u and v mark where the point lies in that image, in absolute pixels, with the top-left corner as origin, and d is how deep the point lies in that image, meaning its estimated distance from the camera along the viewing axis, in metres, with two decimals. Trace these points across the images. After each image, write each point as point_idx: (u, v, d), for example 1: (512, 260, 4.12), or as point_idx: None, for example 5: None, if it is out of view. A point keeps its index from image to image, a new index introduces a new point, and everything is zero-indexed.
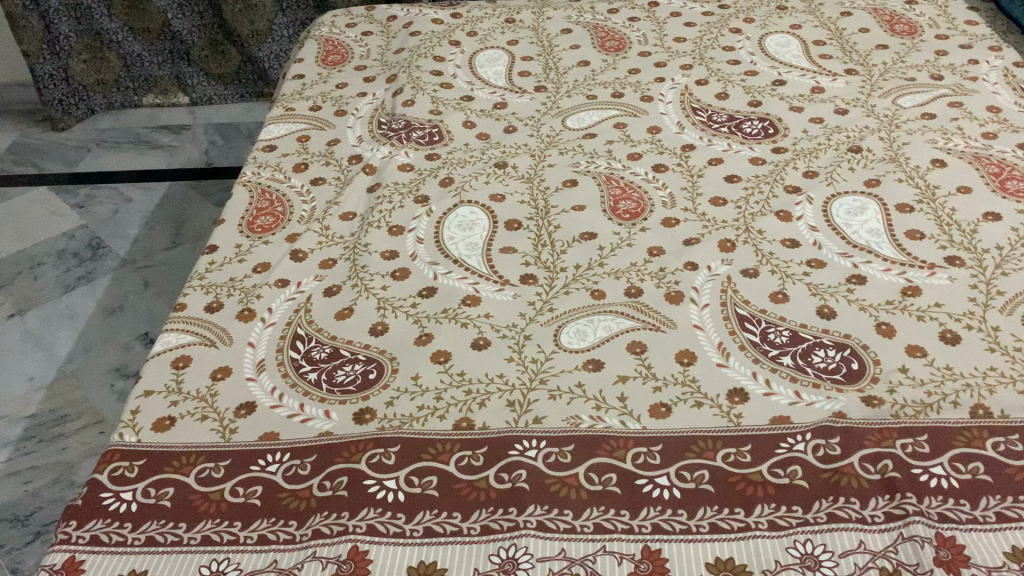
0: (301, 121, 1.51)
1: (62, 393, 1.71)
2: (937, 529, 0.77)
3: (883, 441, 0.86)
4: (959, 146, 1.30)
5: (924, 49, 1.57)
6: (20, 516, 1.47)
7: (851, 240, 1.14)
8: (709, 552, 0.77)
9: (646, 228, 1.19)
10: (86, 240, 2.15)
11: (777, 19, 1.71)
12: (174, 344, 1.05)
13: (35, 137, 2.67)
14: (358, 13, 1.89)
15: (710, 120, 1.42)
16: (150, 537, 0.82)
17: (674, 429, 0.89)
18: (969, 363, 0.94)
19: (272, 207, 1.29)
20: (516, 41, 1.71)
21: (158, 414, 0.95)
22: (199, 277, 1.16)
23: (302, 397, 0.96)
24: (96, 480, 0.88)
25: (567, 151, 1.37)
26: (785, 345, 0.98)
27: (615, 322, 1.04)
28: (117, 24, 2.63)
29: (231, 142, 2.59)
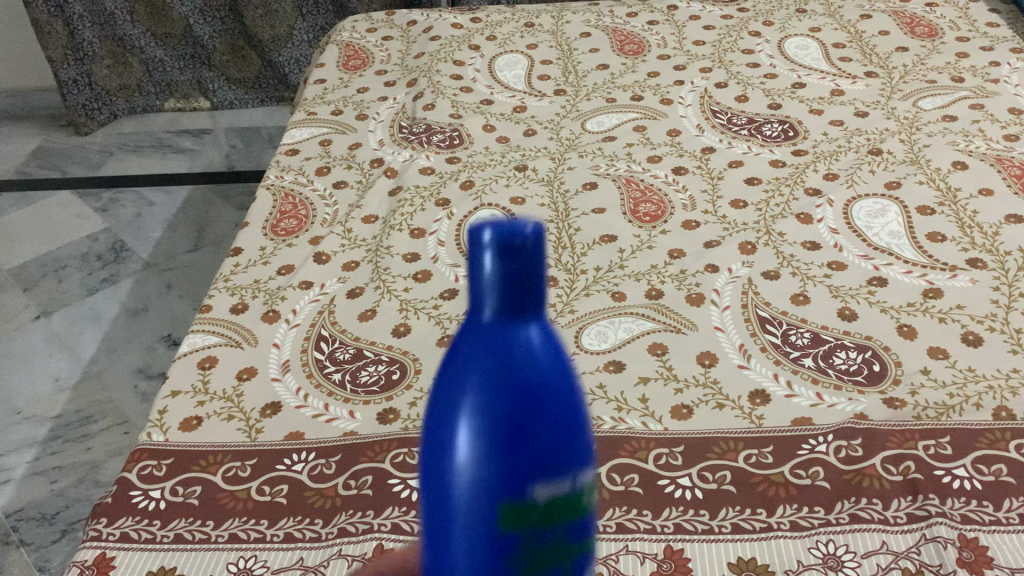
0: (323, 125, 1.52)
1: (87, 394, 1.73)
2: (960, 531, 0.77)
3: (905, 443, 0.86)
4: (981, 148, 1.30)
5: (945, 51, 1.56)
6: (47, 515, 1.49)
7: (872, 242, 1.14)
8: (732, 552, 0.77)
9: (667, 231, 1.20)
10: (109, 243, 2.18)
11: (797, 22, 1.71)
12: (200, 345, 1.06)
13: (59, 141, 2.70)
14: (378, 18, 1.90)
15: (729, 123, 1.42)
16: (178, 534, 0.83)
17: (696, 430, 0.90)
18: (992, 365, 0.94)
19: (295, 210, 1.30)
20: (535, 44, 1.72)
21: (186, 414, 0.97)
22: (224, 280, 1.17)
23: (326, 397, 0.98)
24: (125, 478, 0.90)
25: (586, 154, 1.38)
26: (806, 347, 0.99)
27: (636, 324, 1.04)
28: (139, 29, 2.67)
29: (252, 146, 2.62)
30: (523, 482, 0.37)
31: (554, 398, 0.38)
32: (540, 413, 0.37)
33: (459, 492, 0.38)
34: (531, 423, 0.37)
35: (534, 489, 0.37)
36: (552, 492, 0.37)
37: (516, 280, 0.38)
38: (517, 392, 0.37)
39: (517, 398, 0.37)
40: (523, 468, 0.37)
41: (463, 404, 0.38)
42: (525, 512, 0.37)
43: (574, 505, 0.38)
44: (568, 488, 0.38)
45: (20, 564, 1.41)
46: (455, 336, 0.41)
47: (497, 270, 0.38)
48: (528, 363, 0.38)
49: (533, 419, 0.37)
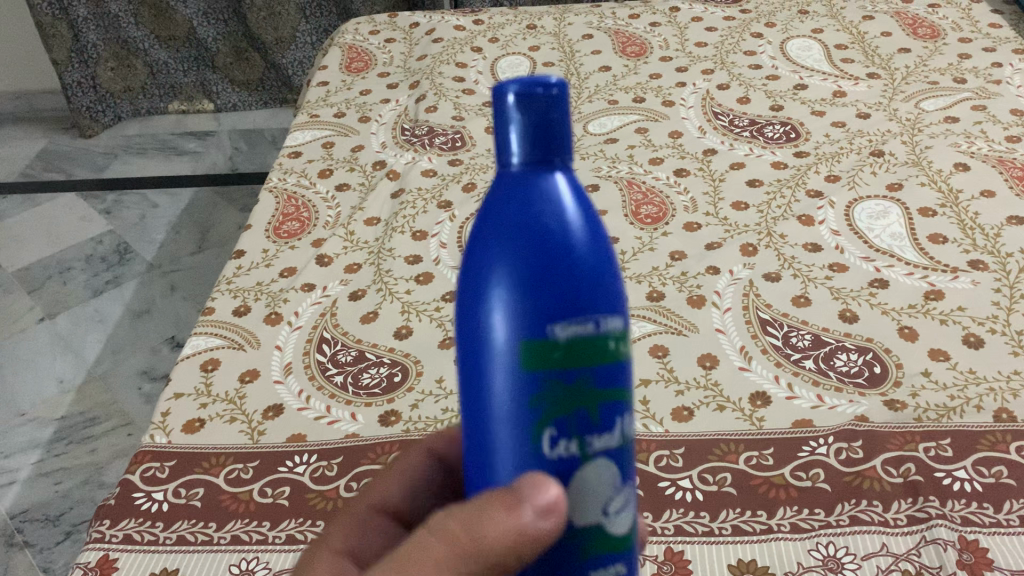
0: (326, 127, 1.53)
1: (91, 396, 1.74)
2: (959, 533, 0.77)
3: (905, 445, 0.86)
4: (983, 149, 1.30)
5: (947, 53, 1.56)
6: (52, 516, 1.50)
7: (873, 245, 1.14)
8: (732, 554, 0.78)
9: (668, 233, 1.20)
10: (113, 245, 2.19)
11: (799, 23, 1.71)
12: (203, 347, 1.07)
13: (64, 144, 2.71)
14: (381, 21, 1.91)
15: (731, 125, 1.42)
16: (181, 536, 0.83)
17: (696, 433, 0.90)
18: (992, 368, 0.94)
19: (298, 212, 1.31)
20: (538, 46, 1.73)
21: (188, 416, 0.97)
22: (227, 282, 1.18)
23: (328, 399, 0.98)
24: (128, 480, 0.90)
25: (588, 156, 1.38)
26: (807, 349, 0.99)
27: (637, 326, 1.05)
28: (143, 32, 2.68)
29: (256, 147, 2.63)
30: (547, 311, 0.44)
31: (578, 240, 0.45)
32: (565, 254, 0.45)
33: (491, 326, 0.45)
34: (555, 252, 0.44)
35: (556, 328, 0.44)
36: (572, 332, 0.44)
37: (543, 134, 0.46)
38: (542, 237, 0.45)
39: (544, 238, 0.45)
40: (553, 293, 0.44)
41: (498, 248, 0.45)
42: (550, 343, 0.44)
43: (598, 335, 0.45)
44: (587, 330, 0.44)
45: (24, 565, 1.41)
46: (491, 188, 0.48)
47: (528, 124, 0.46)
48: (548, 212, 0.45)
49: (560, 253, 0.45)
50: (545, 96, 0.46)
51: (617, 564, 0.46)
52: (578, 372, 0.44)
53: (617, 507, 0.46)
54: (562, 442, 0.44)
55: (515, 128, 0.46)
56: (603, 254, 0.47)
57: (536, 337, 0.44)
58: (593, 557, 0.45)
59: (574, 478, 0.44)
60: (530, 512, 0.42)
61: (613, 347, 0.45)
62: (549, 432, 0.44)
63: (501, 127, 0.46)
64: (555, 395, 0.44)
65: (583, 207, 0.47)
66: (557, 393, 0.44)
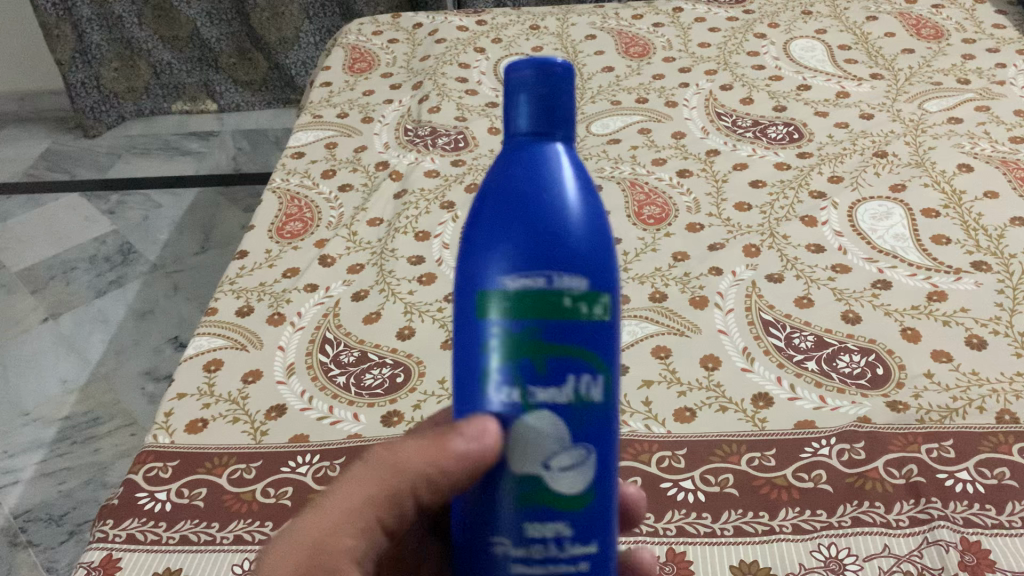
0: (329, 128, 1.53)
1: (94, 396, 1.74)
2: (962, 534, 0.77)
3: (908, 446, 0.86)
4: (986, 150, 1.30)
5: (951, 53, 1.56)
6: (55, 515, 1.50)
7: (876, 245, 1.14)
8: (734, 555, 0.78)
9: (671, 233, 1.20)
10: (117, 245, 2.19)
11: (802, 24, 1.71)
12: (206, 347, 1.07)
13: (67, 144, 2.72)
14: (384, 21, 1.91)
15: (734, 125, 1.42)
16: (184, 536, 0.84)
17: (699, 434, 0.90)
18: (995, 369, 0.94)
19: (301, 213, 1.31)
20: (541, 47, 1.73)
21: (192, 416, 0.98)
22: (230, 282, 1.18)
23: (331, 400, 0.98)
24: (131, 480, 0.90)
25: (591, 156, 1.38)
26: (810, 350, 0.99)
27: (639, 326, 1.05)
28: (147, 32, 2.67)
29: (259, 148, 2.63)
30: (506, 262, 0.50)
31: (550, 204, 0.51)
32: (534, 215, 0.50)
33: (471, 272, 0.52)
34: (524, 213, 0.50)
35: (511, 278, 0.50)
36: (524, 283, 0.50)
37: (543, 112, 0.53)
38: (517, 197, 0.51)
39: (519, 198, 0.51)
40: (516, 246, 0.50)
41: (486, 207, 0.52)
42: (503, 292, 0.50)
43: (550, 289, 0.49)
44: (541, 284, 0.49)
45: (28, 565, 1.42)
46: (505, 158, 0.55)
47: (529, 102, 0.53)
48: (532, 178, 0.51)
49: (530, 213, 0.50)
50: (543, 76, 0.52)
51: (557, 522, 0.49)
52: (527, 322, 0.49)
53: (562, 462, 0.49)
54: (506, 387, 0.49)
55: (518, 106, 0.53)
56: (598, 237, 0.52)
57: (496, 287, 0.50)
58: (531, 504, 0.49)
59: (517, 421, 0.49)
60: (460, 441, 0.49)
61: (569, 305, 0.50)
62: (497, 376, 0.50)
63: (508, 106, 0.54)
64: (505, 339, 0.49)
65: (571, 179, 0.52)
66: (506, 338, 0.49)
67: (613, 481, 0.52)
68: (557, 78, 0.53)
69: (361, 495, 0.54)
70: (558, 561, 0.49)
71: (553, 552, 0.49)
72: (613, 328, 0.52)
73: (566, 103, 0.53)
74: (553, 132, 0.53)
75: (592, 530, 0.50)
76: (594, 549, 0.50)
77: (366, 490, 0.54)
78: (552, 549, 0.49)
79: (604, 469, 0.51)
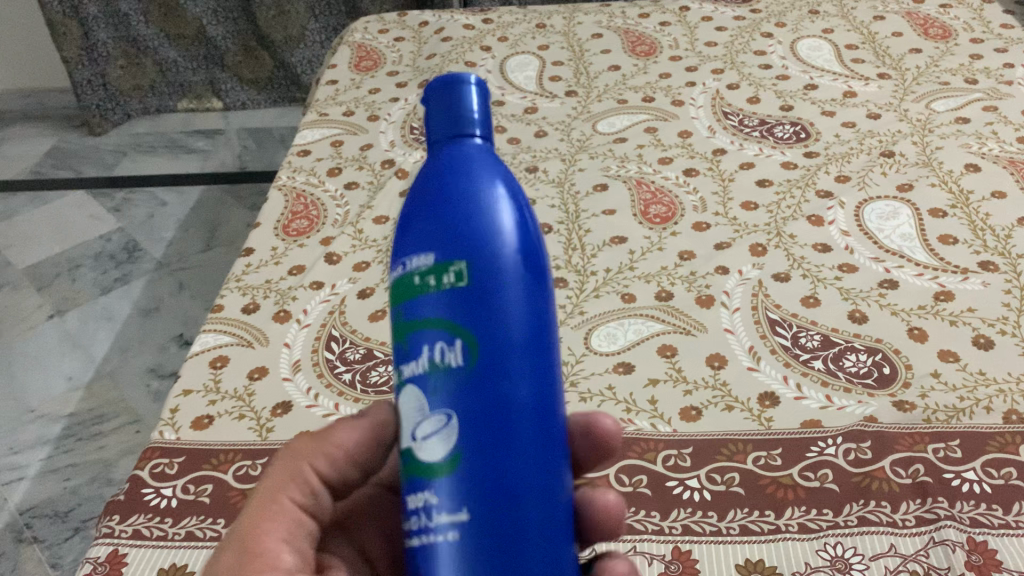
0: (336, 126, 1.53)
1: (100, 393, 1.74)
2: (969, 534, 0.77)
3: (914, 446, 0.86)
4: (993, 150, 1.29)
5: (958, 53, 1.56)
6: (61, 512, 1.51)
7: (883, 245, 1.14)
8: (739, 554, 0.77)
9: (677, 232, 1.20)
10: (122, 242, 2.20)
11: (810, 23, 1.71)
12: (212, 344, 1.07)
13: (73, 141, 2.72)
14: (390, 19, 1.90)
15: (741, 125, 1.42)
16: (189, 532, 0.84)
17: (705, 433, 0.90)
18: (1003, 369, 0.94)
19: (307, 211, 1.31)
20: (547, 45, 1.72)
21: (197, 413, 0.98)
22: (236, 279, 1.18)
23: (337, 397, 0.98)
24: (137, 476, 0.91)
25: (597, 155, 1.38)
26: (816, 349, 0.99)
27: (646, 325, 1.04)
28: (153, 30, 2.67)
29: (264, 146, 2.63)
30: (394, 259, 0.57)
31: (423, 201, 0.56)
32: (413, 213, 0.56)
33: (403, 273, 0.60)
34: (410, 212, 0.57)
35: (393, 271, 0.57)
36: (397, 274, 0.56)
37: (447, 121, 0.58)
38: (410, 200, 0.58)
39: (411, 201, 0.57)
40: (397, 243, 0.57)
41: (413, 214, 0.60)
42: (391, 286, 0.57)
43: (405, 273, 0.55)
44: (403, 270, 0.55)
45: (33, 561, 1.42)
46: None
47: (434, 114, 0.59)
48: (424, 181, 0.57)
49: (408, 214, 0.57)
50: (442, 88, 0.57)
51: (424, 489, 0.52)
52: (398, 308, 0.56)
53: (424, 432, 0.52)
54: (397, 369, 0.57)
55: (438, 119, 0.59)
56: (513, 239, 0.54)
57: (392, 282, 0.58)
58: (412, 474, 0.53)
59: (402, 398, 0.55)
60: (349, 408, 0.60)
61: (418, 283, 0.54)
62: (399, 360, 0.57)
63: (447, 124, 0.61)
64: (394, 329, 0.57)
65: (451, 172, 0.56)
66: (393, 326, 0.57)
67: (493, 450, 0.50)
68: (454, 87, 0.57)
69: (276, 485, 0.62)
70: (431, 527, 0.51)
71: (427, 520, 0.51)
72: (473, 295, 0.52)
73: (461, 105, 0.58)
74: (465, 135, 0.58)
75: (459, 496, 0.50)
76: (464, 518, 0.50)
77: (278, 483, 0.62)
78: (425, 517, 0.51)
79: (466, 434, 0.50)
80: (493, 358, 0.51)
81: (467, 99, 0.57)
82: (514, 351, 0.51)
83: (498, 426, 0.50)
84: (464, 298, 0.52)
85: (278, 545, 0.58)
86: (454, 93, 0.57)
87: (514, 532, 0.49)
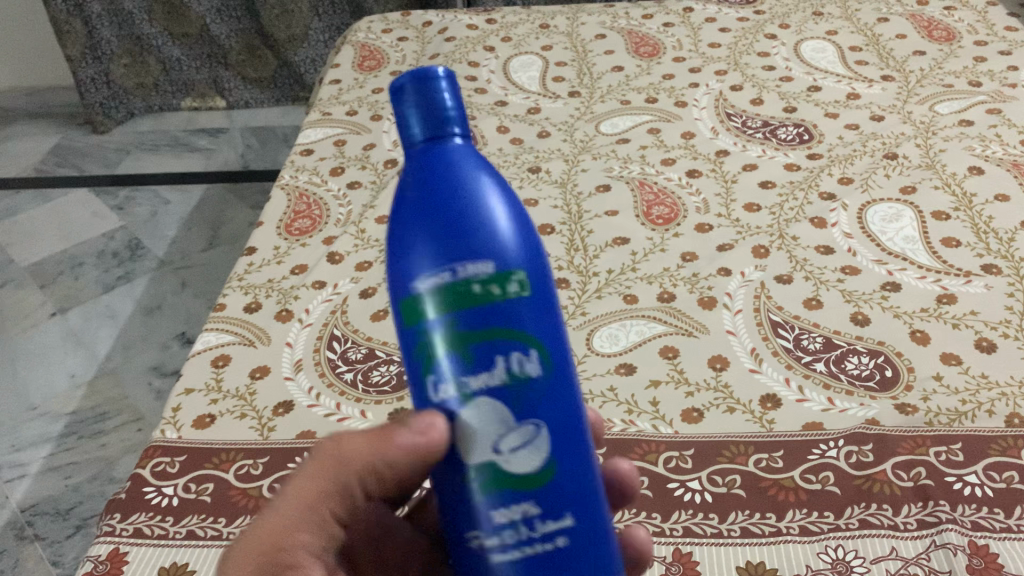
0: (338, 126, 1.53)
1: (102, 391, 1.74)
2: (970, 537, 0.77)
3: (916, 449, 0.86)
4: (997, 153, 1.29)
5: (962, 55, 1.55)
6: (62, 509, 1.51)
7: (886, 247, 1.14)
8: (740, 556, 0.77)
9: (680, 234, 1.19)
10: (125, 240, 2.20)
11: (813, 25, 1.70)
12: (214, 343, 1.07)
13: (77, 139, 2.73)
14: (394, 19, 1.90)
15: (744, 126, 1.42)
16: (190, 531, 0.84)
17: (706, 435, 0.90)
18: (1005, 372, 0.94)
19: (309, 210, 1.31)
20: (550, 46, 1.72)
21: (199, 411, 0.98)
22: (238, 278, 1.18)
23: (338, 396, 0.98)
24: (139, 475, 0.91)
25: (600, 156, 1.38)
26: (818, 352, 0.99)
27: (648, 326, 1.04)
28: (157, 29, 2.67)
29: (267, 145, 2.63)
30: (413, 268, 0.52)
31: (449, 206, 0.52)
32: (436, 218, 0.52)
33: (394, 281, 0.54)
34: (423, 218, 0.52)
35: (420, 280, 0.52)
36: (431, 283, 0.52)
37: (432, 117, 0.55)
38: (414, 206, 0.53)
39: (417, 206, 0.53)
40: (416, 252, 0.52)
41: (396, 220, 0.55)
42: (416, 296, 0.52)
43: (456, 281, 0.51)
44: (448, 277, 0.51)
45: (34, 558, 1.42)
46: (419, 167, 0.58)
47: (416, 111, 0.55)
48: (426, 184, 0.53)
49: (425, 221, 0.52)
50: (421, 85, 0.54)
51: (519, 503, 0.50)
52: (443, 319, 0.51)
53: (512, 444, 0.50)
54: (441, 385, 0.52)
55: (409, 116, 0.55)
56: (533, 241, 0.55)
57: (410, 292, 0.52)
58: (494, 493, 0.51)
59: (461, 415, 0.51)
60: (410, 433, 0.52)
61: (476, 291, 0.51)
62: (431, 376, 0.52)
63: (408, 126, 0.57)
64: (425, 342, 0.52)
65: (460, 173, 0.53)
66: (427, 340, 0.52)
67: (575, 447, 0.52)
68: (430, 83, 0.55)
69: (314, 498, 0.58)
70: (532, 539, 0.50)
71: (525, 533, 0.50)
72: (537, 302, 0.52)
73: (444, 104, 0.55)
74: (447, 133, 0.55)
75: (560, 502, 0.51)
76: (570, 521, 0.51)
77: (318, 500, 0.58)
78: (522, 530, 0.50)
79: (558, 440, 0.51)
80: (562, 361, 0.53)
81: (444, 94, 0.55)
82: (566, 353, 0.54)
83: (574, 424, 0.53)
84: (518, 304, 0.51)
85: (308, 559, 0.58)
86: (436, 93, 0.55)
87: (598, 517, 0.53)
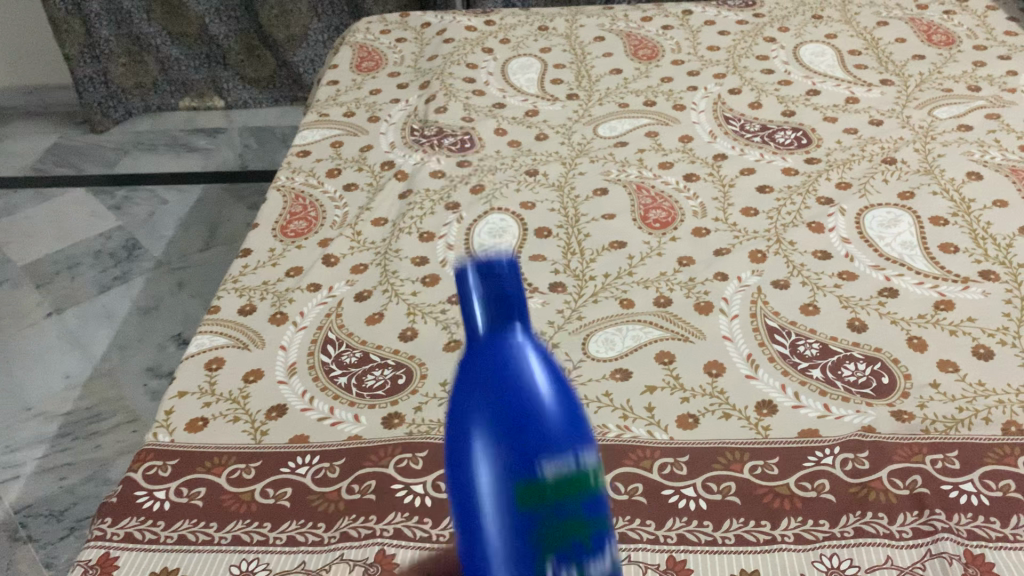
0: (335, 127, 1.52)
1: (97, 392, 1.74)
2: (966, 546, 0.77)
3: (912, 456, 0.86)
4: (996, 158, 1.29)
5: (962, 60, 1.55)
6: (56, 511, 1.50)
7: (884, 253, 1.13)
8: (735, 564, 0.77)
9: (677, 238, 1.19)
10: (122, 240, 2.19)
11: (813, 28, 1.70)
12: (208, 346, 1.07)
13: (75, 138, 2.72)
14: (392, 20, 1.90)
15: (742, 130, 1.42)
16: (182, 536, 0.84)
17: (701, 441, 0.90)
18: (1002, 380, 0.93)
19: (306, 212, 1.31)
20: (549, 48, 1.72)
21: (192, 415, 0.98)
22: (233, 280, 1.18)
23: (332, 400, 0.98)
24: (131, 478, 0.90)
25: (598, 159, 1.38)
26: (815, 358, 0.98)
27: (643, 331, 1.04)
28: (155, 28, 2.65)
29: (266, 145, 2.61)
30: (525, 451, 0.40)
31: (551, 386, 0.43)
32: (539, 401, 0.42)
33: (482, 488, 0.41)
34: (519, 397, 0.42)
35: (541, 466, 0.39)
36: (557, 468, 0.39)
37: (499, 301, 0.46)
38: (506, 391, 0.42)
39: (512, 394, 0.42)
40: (525, 449, 0.40)
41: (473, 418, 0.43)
42: (537, 483, 0.39)
43: (581, 469, 0.40)
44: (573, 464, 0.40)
45: (27, 560, 1.42)
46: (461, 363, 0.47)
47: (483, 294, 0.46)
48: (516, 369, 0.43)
49: (527, 416, 0.41)
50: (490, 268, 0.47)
51: None
52: (569, 508, 0.39)
53: None
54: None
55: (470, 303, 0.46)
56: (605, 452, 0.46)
57: (524, 480, 0.39)
58: None
59: None
60: None
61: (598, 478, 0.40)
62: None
63: (462, 314, 0.47)
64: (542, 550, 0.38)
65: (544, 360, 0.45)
66: (550, 539, 0.38)
67: None
68: (494, 267, 0.47)
69: None
70: None
71: None
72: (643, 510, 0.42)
73: (519, 289, 0.47)
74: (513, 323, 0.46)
75: None
76: None
77: None
78: None
79: None
80: None
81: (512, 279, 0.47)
82: None
83: None
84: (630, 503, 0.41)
85: None
86: (509, 278, 0.47)
87: None
